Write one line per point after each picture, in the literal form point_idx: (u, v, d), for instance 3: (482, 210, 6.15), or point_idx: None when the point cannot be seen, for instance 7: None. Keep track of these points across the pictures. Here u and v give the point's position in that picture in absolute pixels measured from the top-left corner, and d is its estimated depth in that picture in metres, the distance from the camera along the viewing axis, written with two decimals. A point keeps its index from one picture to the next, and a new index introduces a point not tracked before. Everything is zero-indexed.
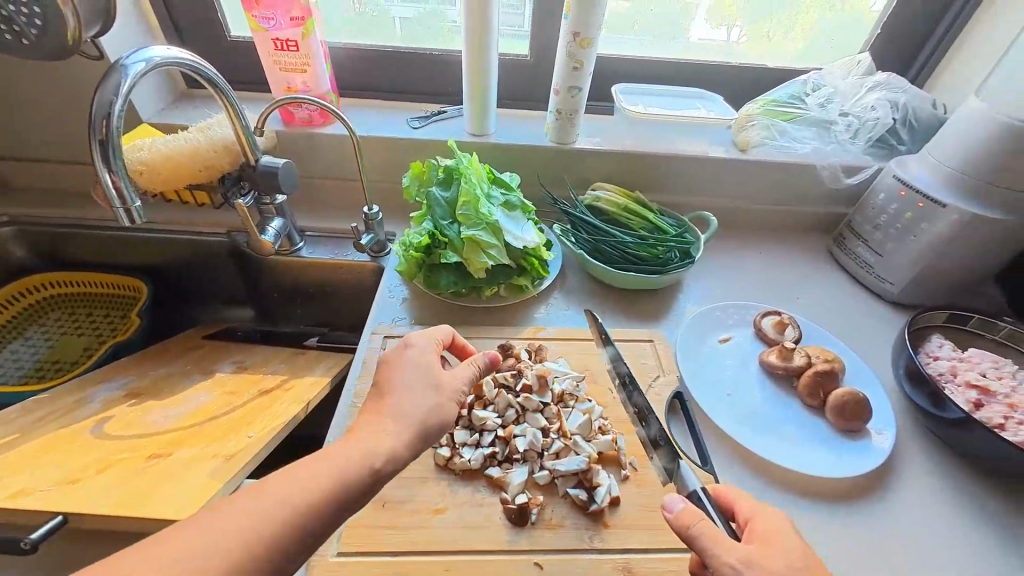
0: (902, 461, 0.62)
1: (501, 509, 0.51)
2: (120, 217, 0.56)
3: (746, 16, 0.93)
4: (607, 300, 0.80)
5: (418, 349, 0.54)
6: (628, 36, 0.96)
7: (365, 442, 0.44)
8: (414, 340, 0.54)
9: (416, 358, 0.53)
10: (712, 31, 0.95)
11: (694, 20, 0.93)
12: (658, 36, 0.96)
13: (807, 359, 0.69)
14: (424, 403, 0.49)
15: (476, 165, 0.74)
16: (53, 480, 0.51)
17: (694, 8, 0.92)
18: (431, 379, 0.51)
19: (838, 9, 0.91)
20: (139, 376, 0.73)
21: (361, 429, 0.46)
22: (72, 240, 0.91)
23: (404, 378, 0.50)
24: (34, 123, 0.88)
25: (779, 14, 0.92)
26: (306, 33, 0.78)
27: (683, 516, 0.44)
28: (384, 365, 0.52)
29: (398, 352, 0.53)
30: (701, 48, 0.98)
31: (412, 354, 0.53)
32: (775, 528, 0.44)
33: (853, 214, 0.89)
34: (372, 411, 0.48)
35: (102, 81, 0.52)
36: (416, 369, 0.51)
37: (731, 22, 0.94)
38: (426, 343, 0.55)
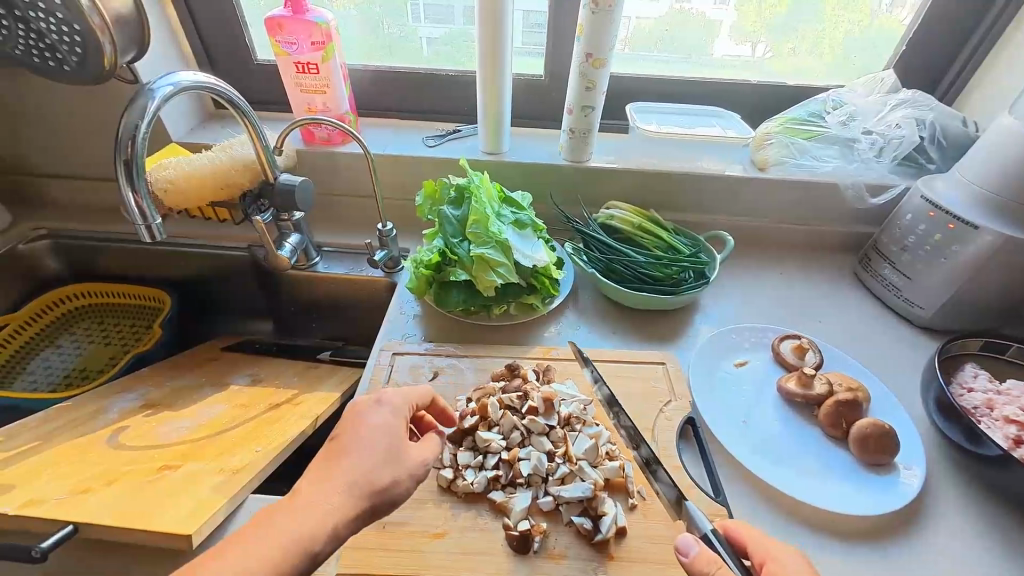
0: (933, 501, 0.58)
1: (503, 536, 0.50)
2: (142, 233, 0.58)
3: (772, 32, 0.92)
4: (619, 319, 0.79)
5: (387, 410, 0.50)
6: (649, 51, 0.96)
7: (309, 516, 0.41)
8: (386, 398, 0.51)
9: (385, 420, 0.49)
10: (736, 47, 0.94)
11: (717, 37, 0.93)
12: (683, 52, 0.96)
13: (829, 387, 0.65)
14: (381, 475, 0.46)
15: (487, 183, 0.74)
16: (65, 489, 0.52)
17: (717, 26, 0.92)
18: (393, 449, 0.48)
19: (868, 26, 0.90)
20: (157, 387, 0.75)
21: (307, 495, 0.43)
22: (103, 253, 0.96)
23: (366, 443, 0.47)
24: (73, 143, 0.93)
25: (803, 28, 0.91)
26: (327, 57, 0.81)
27: (698, 561, 0.43)
28: (350, 421, 0.49)
29: (367, 408, 0.50)
30: (731, 64, 0.97)
31: (381, 415, 0.50)
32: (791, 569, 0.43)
33: (879, 234, 0.85)
34: (322, 469, 0.45)
35: (130, 105, 0.54)
36: (379, 434, 0.48)
37: (756, 38, 0.93)
38: (398, 403, 0.51)
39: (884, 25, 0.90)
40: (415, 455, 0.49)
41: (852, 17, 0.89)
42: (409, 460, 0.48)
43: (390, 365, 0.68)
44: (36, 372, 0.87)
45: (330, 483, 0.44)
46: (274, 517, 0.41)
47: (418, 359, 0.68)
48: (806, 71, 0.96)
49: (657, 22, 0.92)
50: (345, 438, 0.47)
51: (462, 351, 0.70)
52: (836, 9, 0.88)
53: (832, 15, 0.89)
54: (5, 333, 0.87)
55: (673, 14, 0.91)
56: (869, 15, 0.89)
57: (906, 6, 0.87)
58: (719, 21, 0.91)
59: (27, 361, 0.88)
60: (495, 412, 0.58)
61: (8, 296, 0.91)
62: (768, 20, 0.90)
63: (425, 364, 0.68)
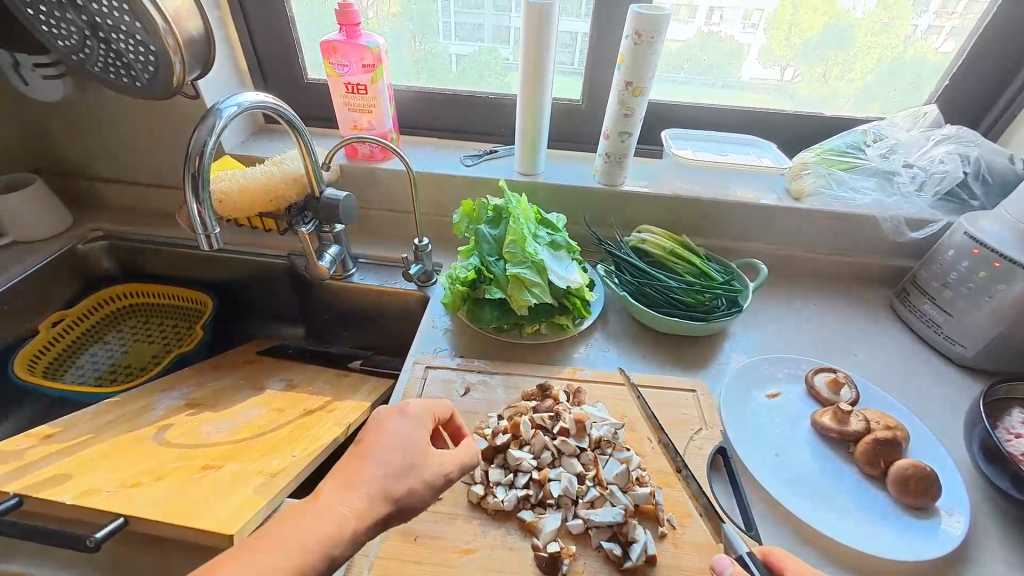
0: (978, 549, 0.56)
1: (532, 555, 0.51)
2: (201, 242, 0.61)
3: (801, 56, 0.92)
4: (649, 343, 0.79)
5: (409, 420, 0.50)
6: (680, 73, 0.97)
7: (325, 520, 0.41)
8: (408, 408, 0.51)
9: (406, 430, 0.49)
10: (765, 71, 0.95)
11: (746, 61, 0.94)
12: (718, 78, 0.97)
13: (865, 424, 0.64)
14: (399, 483, 0.46)
15: (524, 205, 0.76)
16: (117, 481, 0.55)
17: (745, 50, 0.93)
18: (413, 457, 0.48)
19: (902, 51, 0.89)
20: (198, 387, 0.78)
21: (325, 498, 0.43)
22: (155, 256, 1.01)
23: (387, 450, 0.47)
24: (134, 151, 0.99)
25: (832, 55, 0.91)
26: (375, 79, 0.85)
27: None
28: (371, 428, 0.49)
29: (390, 416, 0.50)
30: (754, 85, 0.97)
31: (403, 424, 0.50)
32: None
33: (919, 269, 0.84)
34: (341, 474, 0.45)
35: (200, 122, 0.58)
36: (400, 443, 0.48)
37: (785, 62, 0.93)
38: (420, 413, 0.51)
39: (917, 50, 0.89)
40: (433, 463, 0.49)
41: (890, 44, 0.89)
42: (428, 468, 0.48)
43: (423, 377, 0.69)
44: (85, 366, 0.91)
45: (348, 488, 0.44)
46: (291, 519, 0.41)
47: (451, 373, 0.70)
48: (834, 96, 0.96)
49: (684, 44, 0.93)
50: (366, 443, 0.48)
51: (493, 368, 0.71)
52: (868, 34, 0.88)
53: (864, 40, 0.89)
54: (59, 330, 0.91)
55: (697, 39, 0.92)
56: (903, 40, 0.88)
57: (943, 34, 0.87)
58: (746, 45, 0.92)
59: (78, 355, 0.92)
60: (526, 431, 0.58)
61: (66, 292, 0.97)
62: (795, 44, 0.91)
63: (457, 379, 0.69)
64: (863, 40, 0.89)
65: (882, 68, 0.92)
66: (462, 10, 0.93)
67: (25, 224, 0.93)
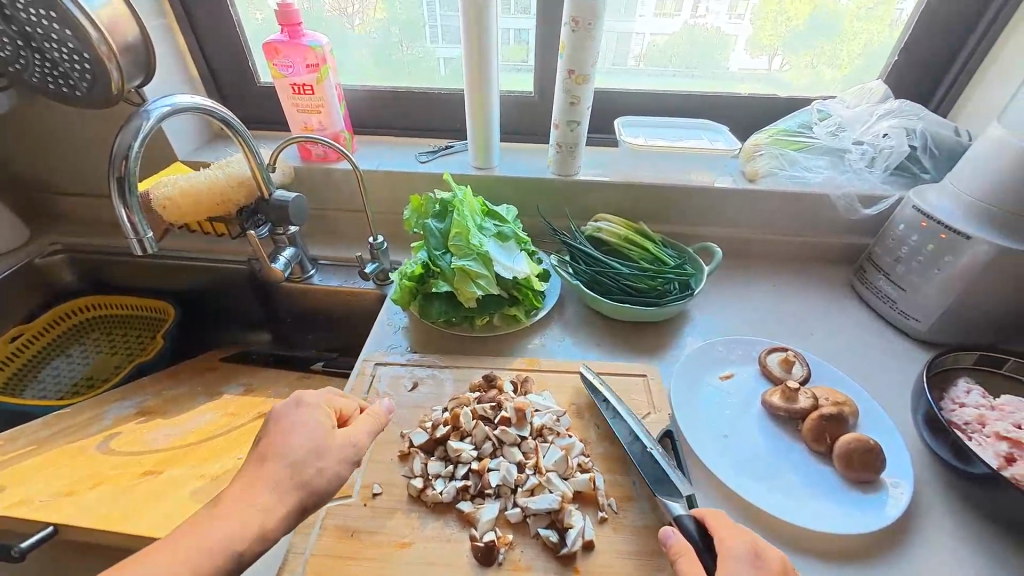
0: (923, 520, 0.56)
1: (468, 547, 0.50)
2: (134, 247, 0.61)
3: (787, 45, 0.93)
4: (604, 331, 0.79)
5: (306, 410, 0.50)
6: (667, 67, 0.97)
7: (230, 519, 0.42)
8: (305, 399, 0.51)
9: (306, 419, 0.49)
10: (753, 61, 0.95)
11: (734, 50, 0.94)
12: (706, 72, 0.98)
13: (813, 401, 0.64)
14: (303, 468, 0.46)
15: (470, 197, 0.76)
16: (52, 490, 0.55)
17: (733, 41, 0.93)
18: (316, 440, 0.48)
19: (886, 40, 0.90)
20: (153, 395, 0.77)
21: (232, 499, 0.43)
22: (117, 266, 1.00)
23: (287, 440, 0.47)
24: (90, 162, 0.99)
25: (819, 44, 0.92)
26: (321, 78, 0.85)
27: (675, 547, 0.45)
28: (272, 425, 0.49)
29: (287, 411, 0.50)
30: (746, 76, 0.97)
31: (304, 415, 0.50)
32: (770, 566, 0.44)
33: (874, 246, 0.84)
34: (246, 477, 0.45)
35: (125, 125, 0.57)
36: (302, 430, 0.48)
37: (772, 51, 0.94)
38: (318, 403, 0.51)
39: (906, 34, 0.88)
40: (340, 439, 0.49)
41: (867, 33, 0.89)
42: (335, 446, 0.48)
43: (371, 375, 0.69)
44: (46, 379, 0.91)
45: (266, 484, 0.44)
46: (193, 526, 0.41)
47: (399, 369, 0.69)
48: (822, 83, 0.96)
49: (670, 38, 0.94)
50: (266, 439, 0.47)
51: (443, 362, 0.70)
52: (854, 20, 0.88)
53: (850, 25, 0.89)
54: (18, 343, 0.90)
55: (684, 30, 0.93)
56: (891, 24, 0.88)
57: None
58: (734, 36, 0.93)
59: (40, 367, 0.92)
60: (466, 422, 0.58)
61: (23, 306, 0.96)
62: (782, 33, 0.91)
63: (406, 375, 0.68)
64: (849, 25, 0.89)
65: (873, 52, 0.92)
66: (448, 14, 0.93)
67: None
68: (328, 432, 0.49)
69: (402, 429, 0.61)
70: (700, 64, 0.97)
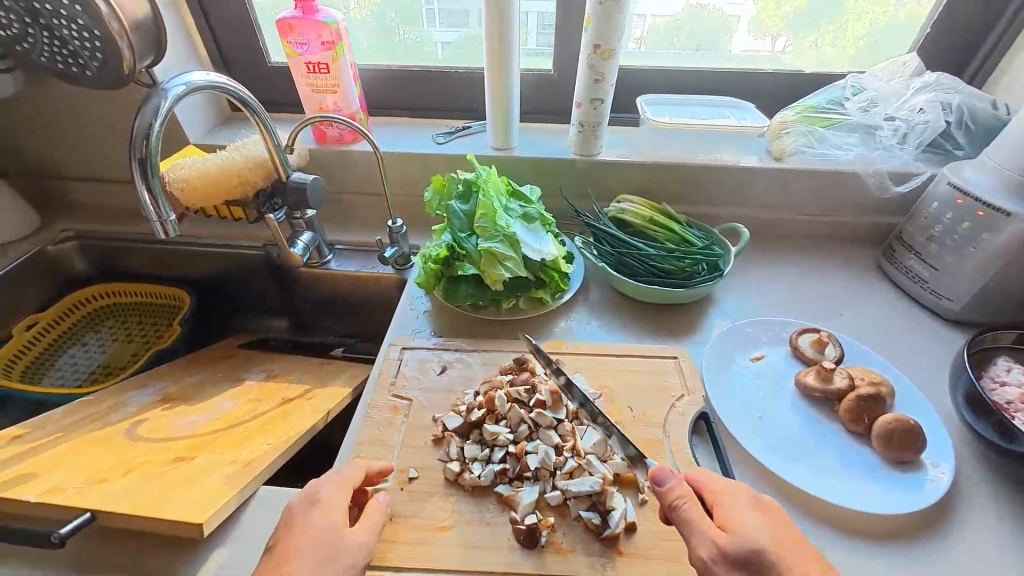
0: (964, 498, 0.55)
1: (510, 530, 0.50)
2: (156, 230, 0.59)
3: (791, 27, 0.91)
4: (631, 313, 0.77)
5: (324, 509, 0.47)
6: (668, 50, 0.95)
7: None
8: (323, 494, 0.48)
9: (323, 521, 0.46)
10: (756, 42, 0.93)
11: (735, 32, 0.92)
12: (692, 46, 0.94)
13: (850, 381, 0.63)
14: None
15: (495, 177, 0.74)
16: (82, 477, 0.53)
17: (733, 23, 0.91)
18: (331, 545, 0.45)
19: (892, 17, 0.88)
20: (174, 382, 0.76)
21: None
22: (129, 254, 0.99)
23: (303, 548, 0.44)
24: (99, 147, 0.96)
25: (824, 22, 0.90)
26: (337, 57, 0.82)
27: (671, 489, 0.46)
28: (284, 524, 0.46)
29: (302, 510, 0.47)
30: (749, 60, 0.95)
31: (319, 518, 0.46)
32: (744, 513, 0.45)
33: (904, 224, 0.82)
34: None
35: (143, 104, 0.56)
36: (315, 537, 0.45)
37: (776, 32, 0.92)
38: (333, 497, 0.48)
39: (911, 14, 0.87)
40: (353, 540, 0.46)
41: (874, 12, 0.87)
42: (349, 549, 0.45)
43: (399, 359, 0.68)
44: (63, 368, 0.90)
45: None
46: None
47: (427, 353, 0.68)
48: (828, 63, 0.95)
49: (672, 19, 0.91)
50: (282, 543, 0.44)
51: (470, 346, 0.69)
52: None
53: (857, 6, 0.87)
54: (34, 333, 0.90)
55: (687, 12, 0.90)
56: (894, 6, 0.86)
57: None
58: (737, 16, 0.90)
59: (56, 357, 0.91)
60: (502, 405, 0.58)
61: (37, 294, 0.94)
62: (785, 14, 0.89)
63: (433, 359, 0.67)
64: (856, 6, 0.87)
65: (875, 35, 0.90)
66: None
67: None
68: (343, 534, 0.46)
69: (434, 412, 0.60)
70: (711, 43, 0.94)
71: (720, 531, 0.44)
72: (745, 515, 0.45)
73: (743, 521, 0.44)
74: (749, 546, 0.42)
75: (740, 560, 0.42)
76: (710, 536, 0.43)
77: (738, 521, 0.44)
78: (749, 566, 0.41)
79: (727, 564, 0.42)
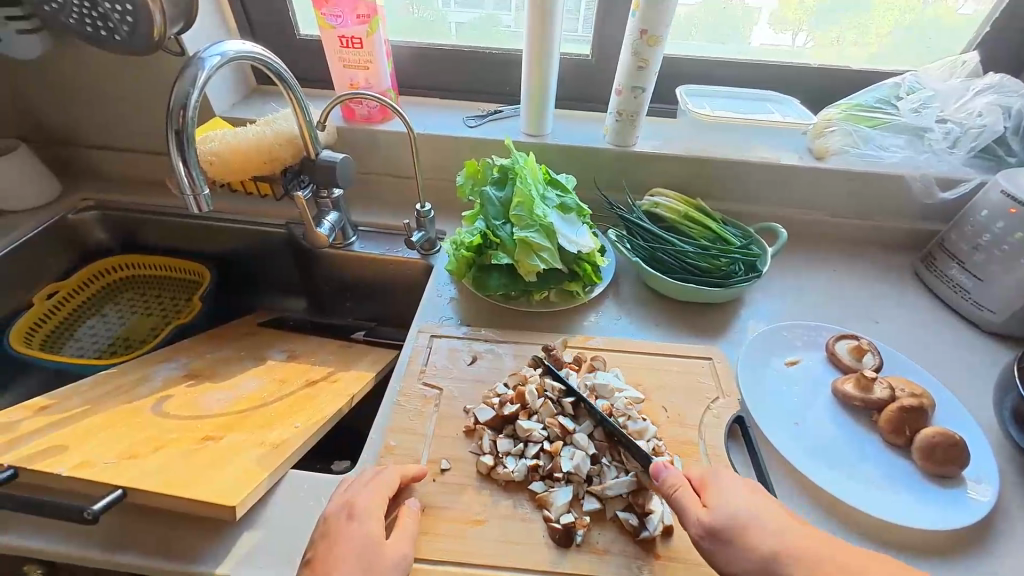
0: (1004, 517, 0.54)
1: (545, 527, 0.49)
2: (189, 204, 0.58)
3: (814, 20, 0.88)
4: (663, 310, 0.76)
5: (360, 521, 0.46)
6: (687, 42, 0.94)
7: None
8: (358, 507, 0.47)
9: (360, 535, 0.45)
10: (777, 36, 0.91)
11: (756, 25, 0.89)
12: (713, 38, 0.93)
13: (890, 392, 0.61)
14: None
15: (532, 164, 0.72)
16: (113, 453, 0.53)
17: (756, 13, 0.88)
18: (368, 560, 0.44)
19: (921, 11, 0.85)
20: (198, 358, 0.76)
21: None
22: (149, 225, 0.97)
23: (341, 563, 0.43)
24: (121, 115, 0.94)
25: (847, 17, 0.87)
26: (372, 31, 0.80)
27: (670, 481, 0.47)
28: (323, 537, 0.46)
29: (339, 524, 0.46)
30: (785, 55, 0.93)
31: (356, 532, 0.46)
32: (726, 487, 0.47)
33: (947, 232, 0.79)
34: None
35: (181, 74, 0.54)
36: (352, 551, 0.44)
37: (798, 27, 0.89)
38: (368, 509, 0.47)
39: (954, 14, 0.84)
40: (390, 552, 0.45)
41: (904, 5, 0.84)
42: (387, 563, 0.44)
43: (428, 347, 0.66)
44: (83, 339, 0.88)
45: None
46: None
47: (456, 342, 0.67)
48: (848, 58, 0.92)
49: (690, 12, 0.89)
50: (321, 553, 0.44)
51: (500, 337, 0.68)
52: None
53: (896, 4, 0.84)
54: (54, 302, 0.88)
55: (703, 5, 0.88)
56: (923, 4, 0.84)
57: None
58: (759, 9, 0.88)
59: (75, 327, 0.90)
60: (535, 400, 0.57)
61: (58, 263, 0.93)
62: (809, 8, 0.86)
63: (463, 348, 0.66)
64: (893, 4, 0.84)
65: (916, 34, 0.88)
66: None
67: (11, 192, 0.90)
68: (379, 547, 0.45)
69: (465, 403, 0.60)
70: (723, 37, 0.92)
71: (703, 508, 0.46)
72: (730, 492, 0.47)
73: (728, 499, 0.46)
74: (729, 517, 0.45)
75: (720, 531, 0.44)
76: (695, 515, 0.45)
77: (720, 496, 0.46)
78: (730, 535, 0.44)
79: (709, 537, 0.44)
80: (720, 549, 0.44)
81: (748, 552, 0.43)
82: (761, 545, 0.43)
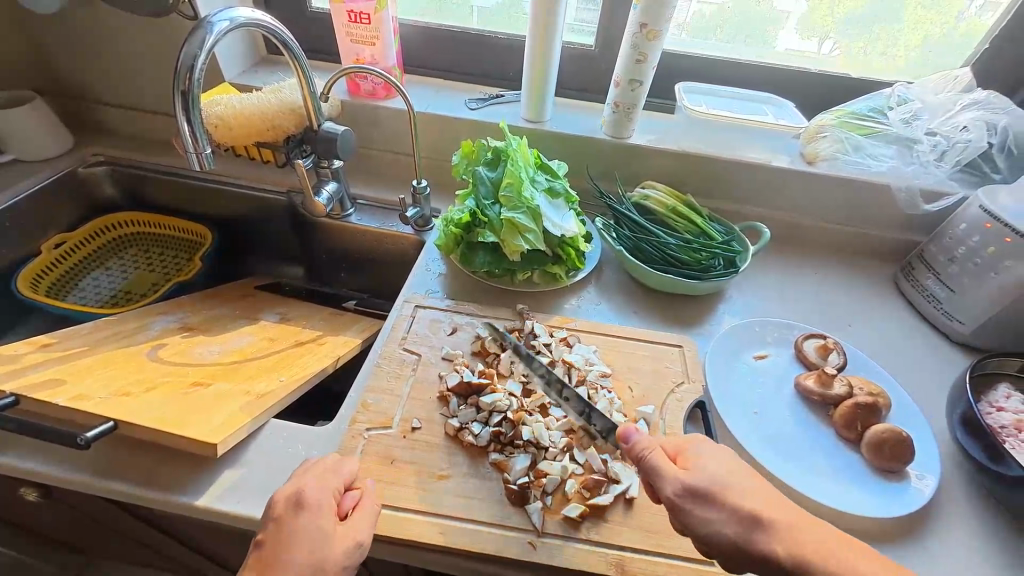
0: (942, 514, 0.57)
1: (503, 489, 0.53)
2: (192, 162, 0.60)
3: (842, 29, 0.89)
4: (641, 299, 0.78)
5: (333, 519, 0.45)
6: (703, 39, 0.94)
7: None
8: (310, 497, 0.46)
9: (316, 524, 0.45)
10: (802, 42, 0.92)
11: (784, 28, 0.91)
12: (733, 39, 0.94)
13: (848, 390, 0.64)
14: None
15: (524, 149, 0.75)
16: (108, 390, 0.56)
17: (785, 16, 0.89)
18: (318, 553, 0.44)
19: (935, 29, 0.86)
20: (194, 314, 0.79)
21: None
22: (154, 184, 1.00)
23: (293, 550, 0.43)
24: (132, 74, 0.97)
25: (881, 32, 0.88)
26: (380, 8, 0.82)
27: (638, 444, 0.48)
28: (273, 526, 0.45)
29: (314, 518, 0.45)
30: (789, 58, 0.95)
31: (312, 521, 0.45)
32: (705, 454, 0.48)
33: (926, 244, 0.81)
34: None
35: (189, 36, 0.56)
36: (304, 540, 0.44)
37: (826, 34, 0.90)
38: (324, 499, 0.47)
39: (969, 29, 0.86)
40: (344, 539, 0.45)
41: (918, 19, 0.85)
42: (339, 549, 0.44)
43: (412, 316, 0.69)
44: (87, 289, 0.92)
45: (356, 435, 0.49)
46: None
47: (439, 314, 0.70)
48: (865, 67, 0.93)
49: (717, 9, 0.90)
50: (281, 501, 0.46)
51: (481, 312, 0.71)
52: (919, 8, 0.84)
53: (915, 14, 0.85)
54: (61, 252, 0.91)
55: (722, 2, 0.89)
56: (956, 15, 0.84)
57: (999, 11, 0.82)
58: (787, 12, 0.89)
59: (80, 277, 0.93)
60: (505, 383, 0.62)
61: (68, 213, 0.97)
62: (841, 18, 0.87)
63: (446, 320, 0.69)
64: (912, 13, 0.85)
65: (932, 49, 0.89)
66: None
67: (27, 144, 0.93)
68: (331, 534, 0.45)
69: (440, 370, 0.63)
70: (741, 37, 0.93)
71: (682, 470, 0.47)
72: (708, 458, 0.48)
73: (707, 463, 0.47)
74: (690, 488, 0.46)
75: (701, 492, 0.45)
76: (672, 474, 0.46)
77: (698, 461, 0.47)
78: (708, 496, 0.45)
79: (690, 496, 0.45)
80: (696, 509, 0.45)
81: (720, 514, 0.44)
82: (729, 505, 0.44)
